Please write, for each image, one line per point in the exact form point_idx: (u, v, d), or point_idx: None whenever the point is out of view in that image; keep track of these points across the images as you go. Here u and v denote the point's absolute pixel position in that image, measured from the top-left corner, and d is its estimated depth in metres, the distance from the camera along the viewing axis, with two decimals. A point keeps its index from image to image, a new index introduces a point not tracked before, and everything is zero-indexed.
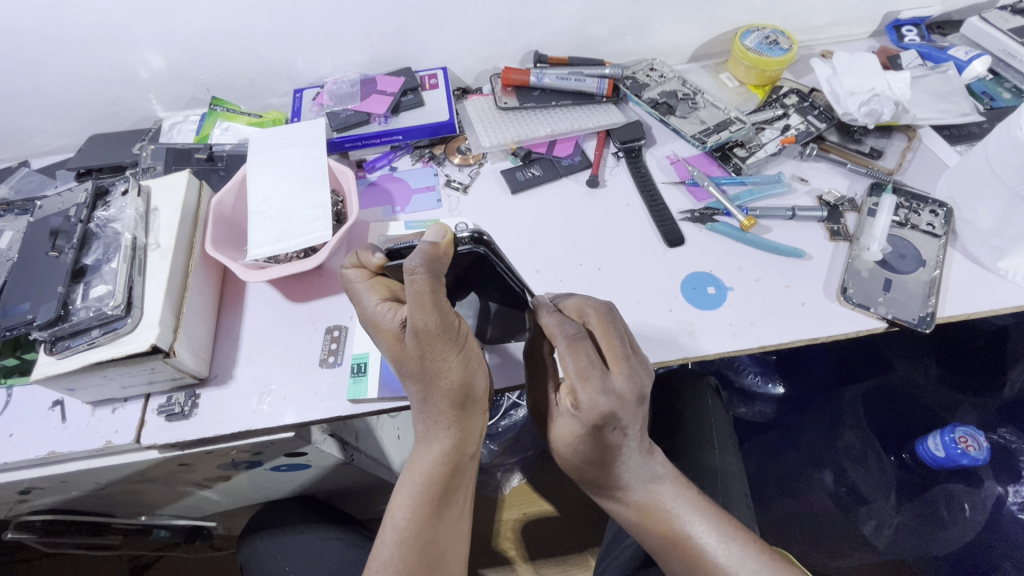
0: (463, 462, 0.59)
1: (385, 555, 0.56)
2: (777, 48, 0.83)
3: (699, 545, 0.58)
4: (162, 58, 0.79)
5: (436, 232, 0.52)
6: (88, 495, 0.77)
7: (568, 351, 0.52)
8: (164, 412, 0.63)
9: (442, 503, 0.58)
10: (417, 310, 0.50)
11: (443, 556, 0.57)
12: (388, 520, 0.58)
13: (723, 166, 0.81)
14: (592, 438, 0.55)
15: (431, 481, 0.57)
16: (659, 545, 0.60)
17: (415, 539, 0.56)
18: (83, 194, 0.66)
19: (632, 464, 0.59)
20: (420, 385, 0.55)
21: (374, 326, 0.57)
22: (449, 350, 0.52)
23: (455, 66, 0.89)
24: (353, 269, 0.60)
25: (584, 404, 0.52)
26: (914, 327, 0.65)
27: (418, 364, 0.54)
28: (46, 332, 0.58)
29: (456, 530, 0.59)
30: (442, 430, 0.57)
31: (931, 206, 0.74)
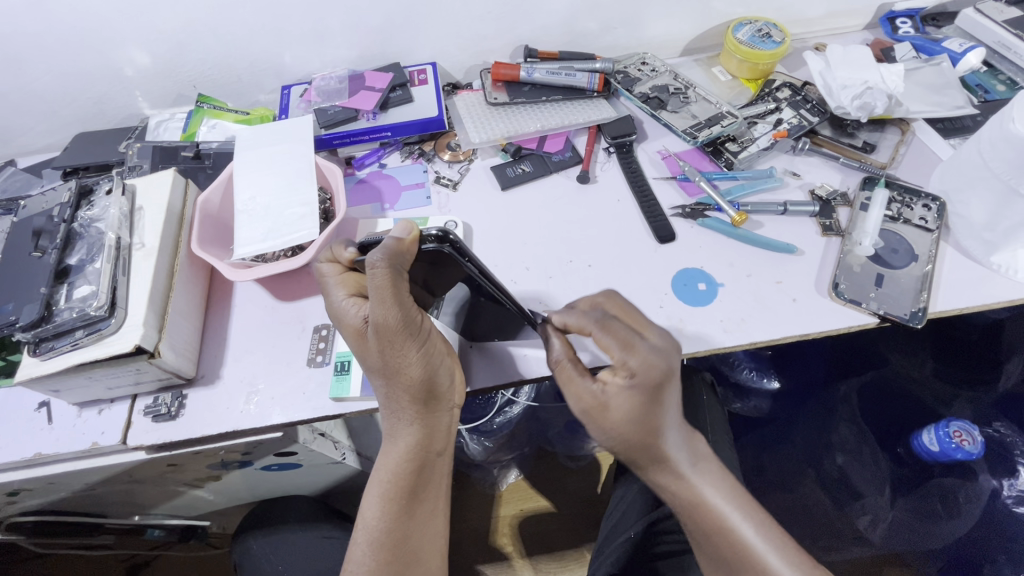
0: (429, 459, 0.58)
1: (360, 554, 0.57)
2: (770, 41, 0.82)
3: (741, 535, 0.56)
4: (147, 55, 0.78)
5: (402, 229, 0.52)
6: (78, 496, 0.77)
7: (600, 330, 0.53)
8: (150, 413, 0.62)
9: (411, 501, 0.58)
10: (377, 305, 0.49)
11: (415, 553, 0.57)
12: (361, 520, 0.58)
13: (715, 161, 0.80)
14: (647, 406, 0.54)
15: (397, 479, 0.57)
16: (699, 535, 0.58)
17: (386, 538, 0.56)
18: (68, 194, 0.65)
19: (682, 436, 0.58)
20: (382, 379, 0.55)
21: (340, 320, 0.56)
22: (409, 345, 0.52)
23: (444, 61, 0.89)
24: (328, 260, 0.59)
25: (639, 369, 0.52)
26: (906, 322, 0.64)
27: (379, 359, 0.53)
28: (30, 333, 0.57)
29: (427, 528, 0.59)
30: (406, 426, 0.57)
31: (924, 200, 0.73)
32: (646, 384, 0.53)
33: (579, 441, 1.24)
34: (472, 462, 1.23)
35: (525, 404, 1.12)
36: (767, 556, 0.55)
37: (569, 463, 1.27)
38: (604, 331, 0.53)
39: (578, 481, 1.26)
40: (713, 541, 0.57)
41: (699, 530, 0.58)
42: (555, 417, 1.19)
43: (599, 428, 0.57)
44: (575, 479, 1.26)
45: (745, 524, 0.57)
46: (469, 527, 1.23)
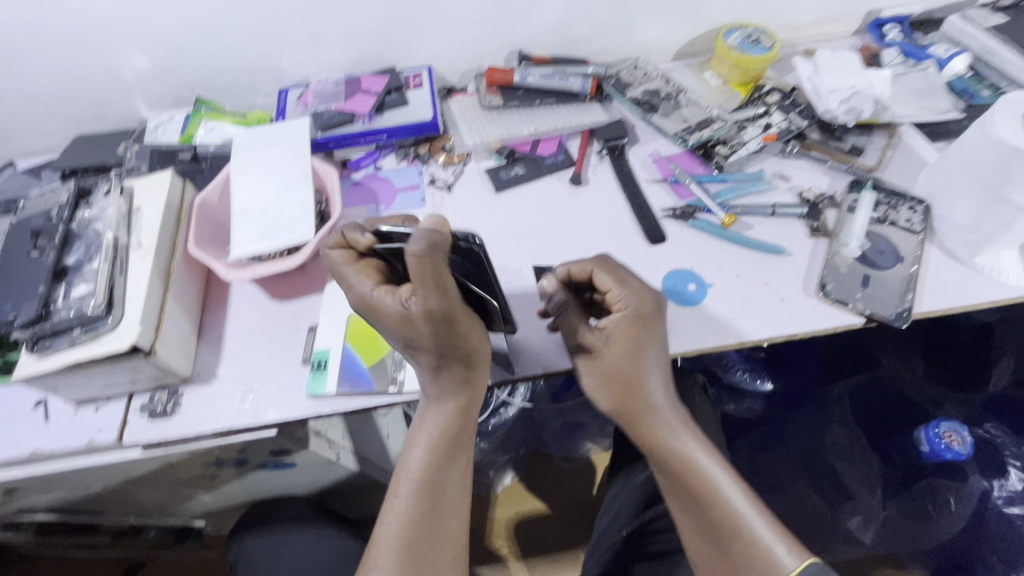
0: (472, 415, 0.61)
1: (400, 506, 0.58)
2: (759, 46, 0.84)
3: (723, 494, 0.57)
4: (145, 58, 0.79)
5: (434, 221, 0.51)
6: (73, 495, 0.77)
7: (602, 269, 0.62)
8: (146, 411, 0.63)
9: (453, 453, 0.60)
10: (435, 291, 0.50)
11: (450, 507, 0.59)
12: (403, 474, 0.60)
13: (705, 164, 0.81)
14: (641, 340, 0.60)
15: (446, 434, 0.60)
16: (683, 496, 0.60)
17: (428, 486, 0.59)
18: (66, 194, 0.66)
19: (665, 390, 0.61)
20: (429, 356, 0.55)
21: (372, 307, 0.55)
22: (460, 323, 0.53)
23: (439, 65, 0.90)
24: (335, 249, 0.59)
25: (632, 299, 0.59)
26: (891, 322, 0.65)
27: (430, 339, 0.53)
28: (28, 331, 0.58)
29: (462, 481, 0.61)
30: (455, 387, 0.59)
31: (910, 203, 0.75)
32: (639, 312, 0.59)
33: (575, 442, 1.25)
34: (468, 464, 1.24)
35: (520, 405, 1.13)
36: (750, 518, 0.56)
37: (565, 464, 1.28)
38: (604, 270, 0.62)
39: (575, 483, 1.27)
40: (698, 505, 0.58)
41: (681, 492, 0.60)
42: (550, 418, 1.20)
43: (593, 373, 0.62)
44: (570, 481, 1.28)
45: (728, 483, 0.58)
46: None
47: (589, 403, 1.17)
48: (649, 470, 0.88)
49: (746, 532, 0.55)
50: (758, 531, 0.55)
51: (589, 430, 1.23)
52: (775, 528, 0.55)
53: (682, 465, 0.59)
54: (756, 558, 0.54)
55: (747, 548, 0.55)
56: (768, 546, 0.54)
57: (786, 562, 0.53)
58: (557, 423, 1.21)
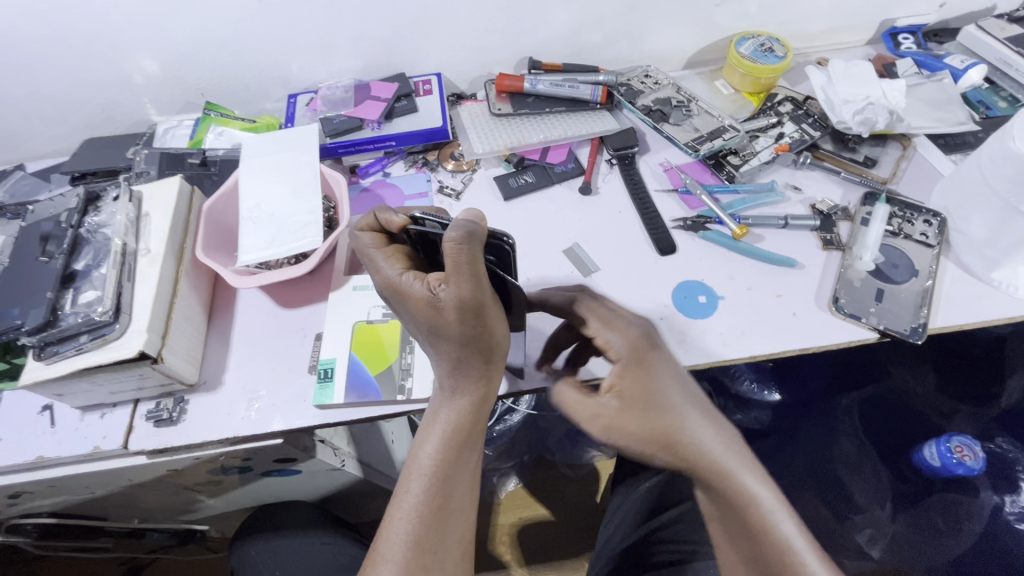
0: (485, 412, 0.59)
1: (411, 500, 0.56)
2: (772, 56, 0.83)
3: (780, 532, 0.52)
4: (156, 63, 0.79)
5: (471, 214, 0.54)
6: (78, 499, 0.77)
7: (588, 311, 0.61)
8: (152, 418, 0.63)
9: (466, 449, 0.58)
10: (466, 280, 0.50)
11: (457, 503, 0.57)
12: (412, 467, 0.58)
13: (716, 174, 0.81)
14: (649, 380, 0.57)
15: (458, 429, 0.58)
16: (732, 533, 0.55)
17: (439, 481, 0.56)
18: (75, 199, 0.66)
19: (703, 420, 0.57)
20: (451, 345, 0.55)
21: (398, 292, 0.55)
22: (489, 312, 0.53)
23: (449, 71, 0.89)
24: (365, 232, 0.59)
25: (623, 343, 0.58)
26: (906, 337, 0.64)
27: (457, 327, 0.53)
28: (36, 337, 0.58)
29: (473, 479, 0.58)
30: (471, 382, 0.58)
31: (925, 216, 0.73)
32: (632, 354, 0.58)
33: (579, 450, 1.24)
34: None
35: (525, 412, 1.13)
36: (806, 556, 0.51)
37: (569, 471, 1.28)
38: (591, 316, 0.61)
39: (579, 490, 1.26)
40: (752, 543, 0.53)
41: (733, 526, 0.55)
42: (556, 426, 1.19)
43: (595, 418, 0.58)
44: (575, 488, 1.27)
45: (783, 521, 0.53)
46: None
47: None
48: (653, 482, 0.86)
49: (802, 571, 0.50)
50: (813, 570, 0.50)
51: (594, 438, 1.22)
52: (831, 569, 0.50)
53: (732, 500, 0.54)
54: None
55: None
56: None
57: None
58: (562, 430, 1.20)
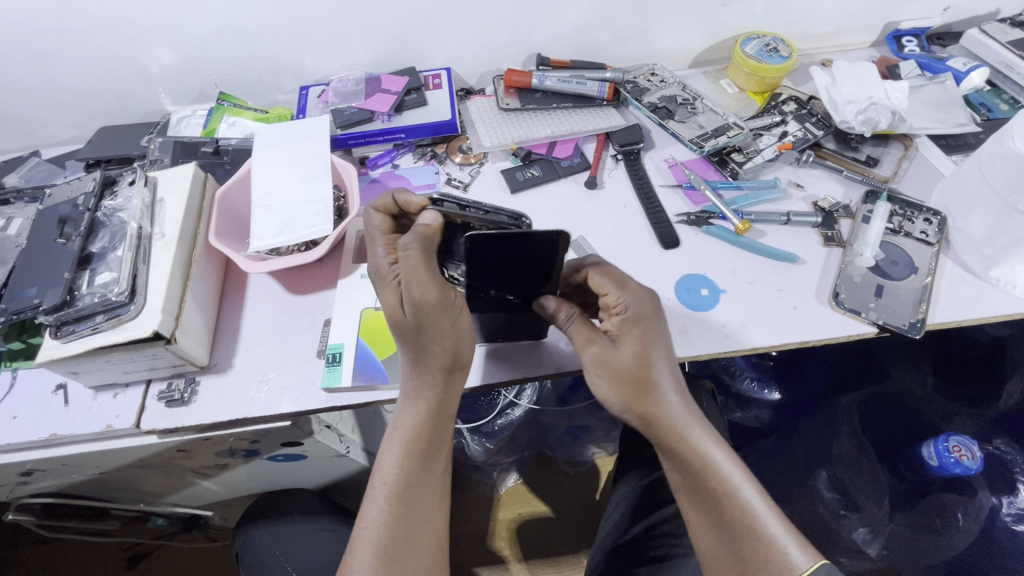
0: (445, 418, 0.61)
1: (375, 510, 0.58)
2: (777, 55, 0.84)
3: (740, 494, 0.56)
4: (172, 53, 0.80)
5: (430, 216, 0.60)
6: (87, 479, 0.78)
7: (597, 271, 0.62)
8: (164, 398, 0.64)
9: (427, 456, 0.60)
10: (419, 284, 0.55)
11: (421, 507, 0.59)
12: (376, 479, 0.60)
13: (720, 171, 0.82)
14: (645, 341, 0.59)
15: (414, 437, 0.60)
16: (698, 495, 0.58)
17: (402, 489, 0.59)
18: (92, 183, 0.68)
19: (676, 390, 0.60)
20: (410, 351, 0.59)
21: (380, 280, 0.61)
22: (443, 318, 0.57)
23: (458, 67, 0.91)
24: (377, 212, 0.66)
25: (632, 302, 0.59)
26: (905, 332, 0.65)
27: (412, 334, 0.57)
28: (53, 316, 0.59)
29: (436, 484, 0.60)
30: (429, 388, 0.60)
31: (926, 214, 0.75)
32: (639, 315, 0.59)
33: (579, 446, 1.25)
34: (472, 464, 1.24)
35: (526, 406, 1.14)
36: (765, 518, 0.55)
37: (568, 468, 1.29)
38: (599, 273, 0.62)
39: (578, 487, 1.28)
40: (715, 506, 0.57)
41: (697, 490, 0.58)
42: (556, 421, 1.20)
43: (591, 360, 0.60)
44: (574, 485, 1.28)
45: (743, 484, 0.57)
46: (467, 528, 1.24)
47: (595, 407, 1.18)
48: (649, 477, 0.88)
49: (760, 530, 0.54)
50: (772, 529, 0.54)
51: (594, 434, 1.23)
52: (789, 530, 0.54)
53: (695, 462, 0.58)
54: (770, 559, 0.53)
55: (762, 546, 0.54)
56: (783, 547, 0.53)
57: (798, 563, 0.52)
58: (562, 426, 1.21)
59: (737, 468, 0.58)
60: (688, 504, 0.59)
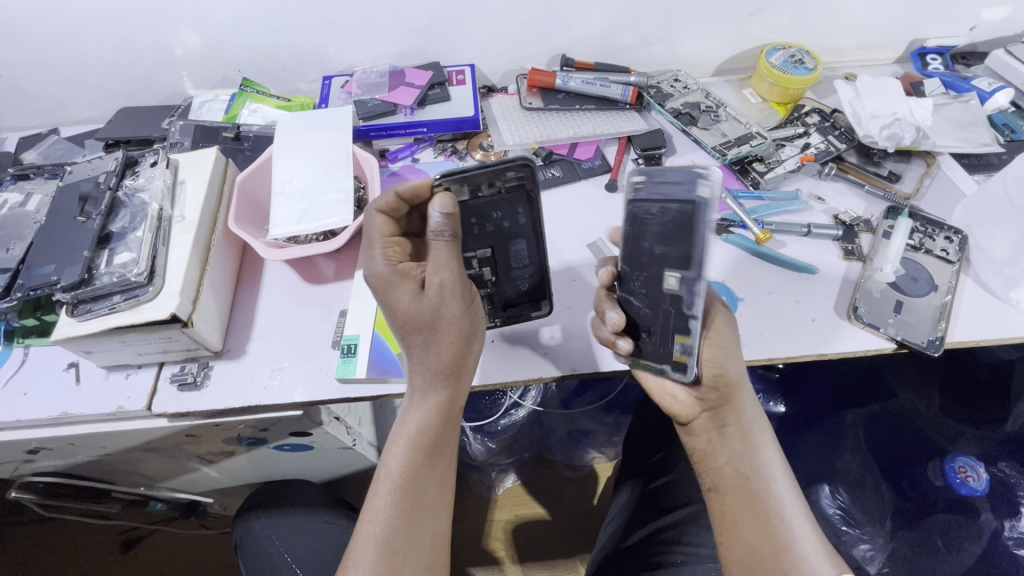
0: (453, 414, 0.61)
1: (380, 504, 0.58)
2: (802, 67, 0.84)
3: (776, 489, 0.62)
4: (197, 37, 0.80)
5: (443, 202, 0.53)
6: (90, 460, 0.78)
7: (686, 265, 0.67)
8: (177, 381, 0.64)
9: (435, 453, 0.60)
10: (444, 275, 0.55)
11: (429, 506, 0.59)
12: (383, 476, 0.59)
13: (741, 180, 0.82)
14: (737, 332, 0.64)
15: (425, 432, 0.59)
16: (741, 488, 0.62)
17: (410, 485, 0.58)
18: (114, 162, 0.68)
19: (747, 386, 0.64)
20: (422, 345, 0.57)
21: (384, 282, 0.57)
22: (464, 308, 0.57)
23: (482, 63, 0.91)
24: (379, 212, 0.60)
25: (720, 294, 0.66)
26: (924, 349, 0.65)
27: (424, 327, 0.56)
28: (70, 294, 0.59)
29: (442, 481, 0.60)
30: (439, 384, 0.59)
31: (947, 232, 0.74)
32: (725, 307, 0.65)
33: (579, 450, 1.25)
34: (472, 463, 1.24)
35: (531, 407, 1.14)
36: (795, 519, 0.60)
37: (568, 471, 1.28)
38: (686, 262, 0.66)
39: (576, 490, 1.27)
40: (754, 501, 0.61)
41: (740, 485, 0.62)
42: (559, 424, 1.20)
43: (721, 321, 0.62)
44: (573, 489, 1.27)
45: (782, 481, 0.62)
46: (462, 528, 1.24)
47: (600, 412, 1.19)
48: (657, 482, 0.88)
49: (790, 528, 0.60)
50: (800, 529, 0.59)
51: (596, 439, 1.23)
52: (816, 535, 0.59)
53: (750, 456, 0.63)
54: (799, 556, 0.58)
55: (790, 539, 0.59)
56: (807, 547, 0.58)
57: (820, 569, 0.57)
58: (565, 430, 1.21)
59: (780, 465, 0.63)
60: (727, 496, 0.62)
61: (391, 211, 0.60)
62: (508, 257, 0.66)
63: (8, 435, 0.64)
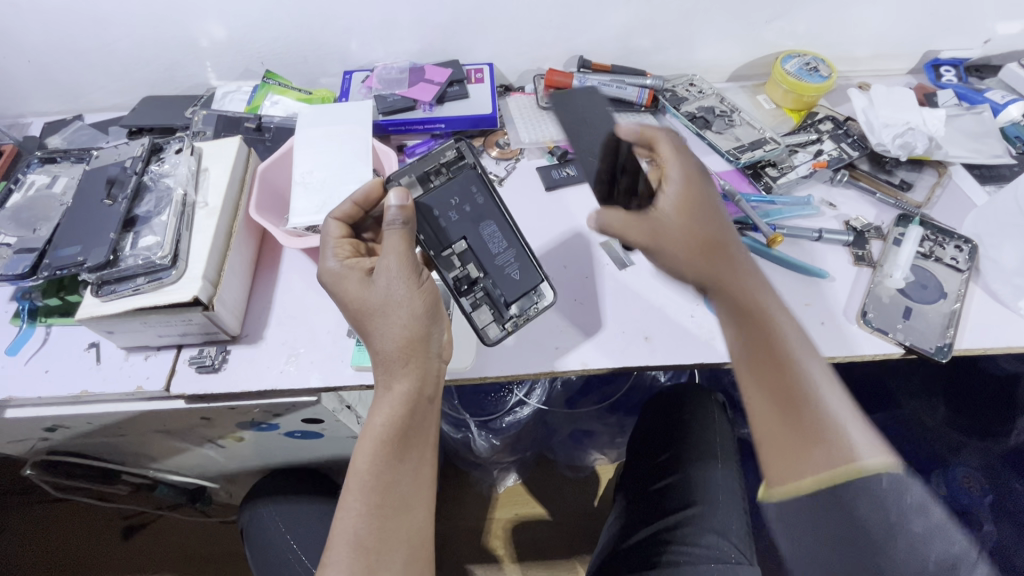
0: (421, 405, 0.60)
1: (350, 501, 0.58)
2: (816, 75, 0.85)
3: (801, 357, 0.61)
4: (223, 29, 0.82)
5: (397, 195, 0.60)
6: (103, 440, 0.79)
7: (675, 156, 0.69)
8: (195, 363, 0.65)
9: (402, 447, 0.59)
10: (391, 258, 0.59)
11: (401, 502, 0.59)
12: (353, 472, 0.59)
13: (754, 184, 0.82)
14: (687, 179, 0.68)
15: (391, 427, 0.58)
16: (758, 342, 0.62)
17: (378, 482, 0.58)
18: (140, 148, 0.69)
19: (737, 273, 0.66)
20: (378, 331, 0.59)
21: (340, 276, 0.61)
22: (414, 288, 0.59)
23: (501, 63, 0.92)
24: (336, 220, 0.65)
25: (676, 172, 0.68)
26: (931, 355, 0.66)
27: (376, 312, 0.59)
28: (95, 274, 0.60)
29: (414, 476, 0.60)
30: (400, 372, 0.59)
31: (957, 241, 0.75)
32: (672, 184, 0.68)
33: (582, 452, 1.26)
34: (474, 461, 1.24)
35: (535, 406, 1.14)
36: (823, 386, 0.59)
37: (570, 473, 1.29)
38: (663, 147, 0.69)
39: (577, 491, 1.28)
40: (771, 354, 0.61)
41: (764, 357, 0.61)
42: (562, 423, 1.20)
43: (671, 249, 0.67)
44: (573, 490, 1.28)
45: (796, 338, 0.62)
46: (462, 525, 1.24)
47: (603, 412, 1.19)
48: (662, 481, 0.89)
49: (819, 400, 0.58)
50: (825, 395, 0.59)
51: (598, 440, 1.24)
52: (853, 420, 0.59)
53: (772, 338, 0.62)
54: (826, 425, 0.57)
55: (821, 413, 0.58)
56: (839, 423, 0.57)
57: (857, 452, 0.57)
58: (568, 430, 1.22)
59: (803, 341, 0.62)
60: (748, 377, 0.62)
61: (349, 220, 0.67)
62: (487, 244, 0.67)
63: (27, 412, 0.65)
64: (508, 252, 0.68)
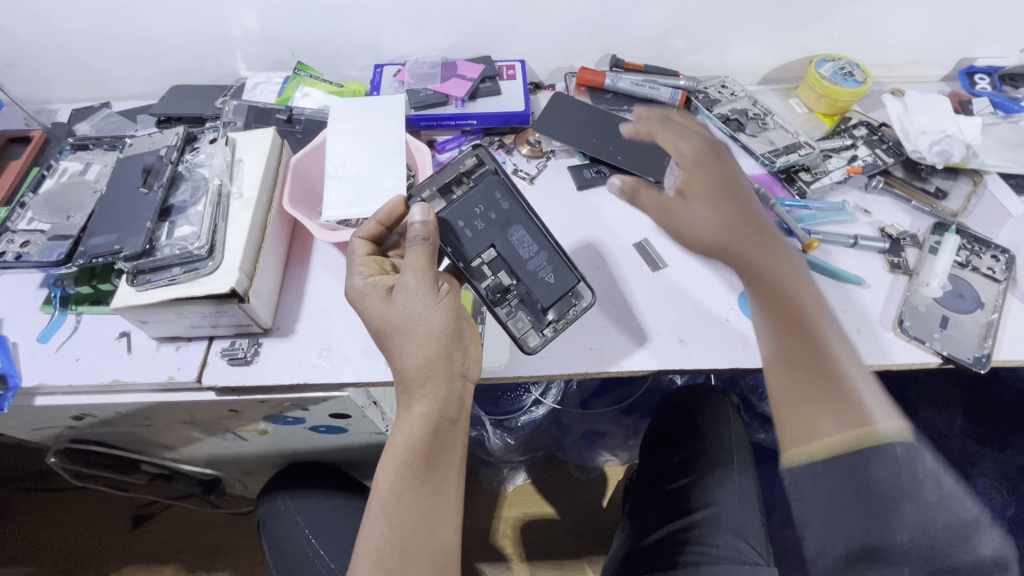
0: (443, 424, 0.58)
1: (371, 522, 0.57)
2: (851, 80, 0.85)
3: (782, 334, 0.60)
4: (256, 19, 0.81)
5: (419, 211, 0.59)
6: (127, 429, 0.79)
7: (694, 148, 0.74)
8: (227, 355, 0.64)
9: (426, 466, 0.57)
10: (410, 275, 0.58)
11: (426, 522, 0.57)
12: (375, 490, 0.58)
13: (788, 188, 0.82)
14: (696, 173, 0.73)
15: (412, 446, 0.57)
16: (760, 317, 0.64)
17: (400, 502, 0.57)
18: (175, 138, 0.69)
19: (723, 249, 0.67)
20: (398, 350, 0.58)
21: (364, 296, 0.60)
22: (431, 305, 0.57)
23: (532, 60, 0.91)
24: (360, 239, 0.64)
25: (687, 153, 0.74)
26: (970, 365, 0.65)
27: (395, 331, 0.58)
28: (132, 263, 0.60)
29: (438, 497, 0.58)
30: (419, 391, 0.57)
31: (993, 251, 0.74)
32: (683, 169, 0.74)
33: (592, 452, 1.25)
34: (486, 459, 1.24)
35: (551, 406, 1.14)
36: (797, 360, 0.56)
37: (580, 473, 1.28)
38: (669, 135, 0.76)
39: (587, 491, 1.27)
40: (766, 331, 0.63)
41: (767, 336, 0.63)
42: (576, 423, 1.20)
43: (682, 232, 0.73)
44: (582, 491, 1.27)
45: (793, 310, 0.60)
46: (470, 523, 1.24)
47: (618, 414, 1.19)
48: (682, 481, 0.88)
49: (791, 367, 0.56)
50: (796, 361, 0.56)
51: (610, 442, 1.23)
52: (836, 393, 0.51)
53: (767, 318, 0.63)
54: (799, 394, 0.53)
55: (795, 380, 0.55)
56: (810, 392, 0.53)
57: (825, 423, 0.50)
58: (581, 430, 1.21)
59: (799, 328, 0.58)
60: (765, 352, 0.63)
61: (374, 240, 0.65)
62: (517, 250, 0.65)
63: (57, 399, 0.65)
64: (541, 258, 0.66)
